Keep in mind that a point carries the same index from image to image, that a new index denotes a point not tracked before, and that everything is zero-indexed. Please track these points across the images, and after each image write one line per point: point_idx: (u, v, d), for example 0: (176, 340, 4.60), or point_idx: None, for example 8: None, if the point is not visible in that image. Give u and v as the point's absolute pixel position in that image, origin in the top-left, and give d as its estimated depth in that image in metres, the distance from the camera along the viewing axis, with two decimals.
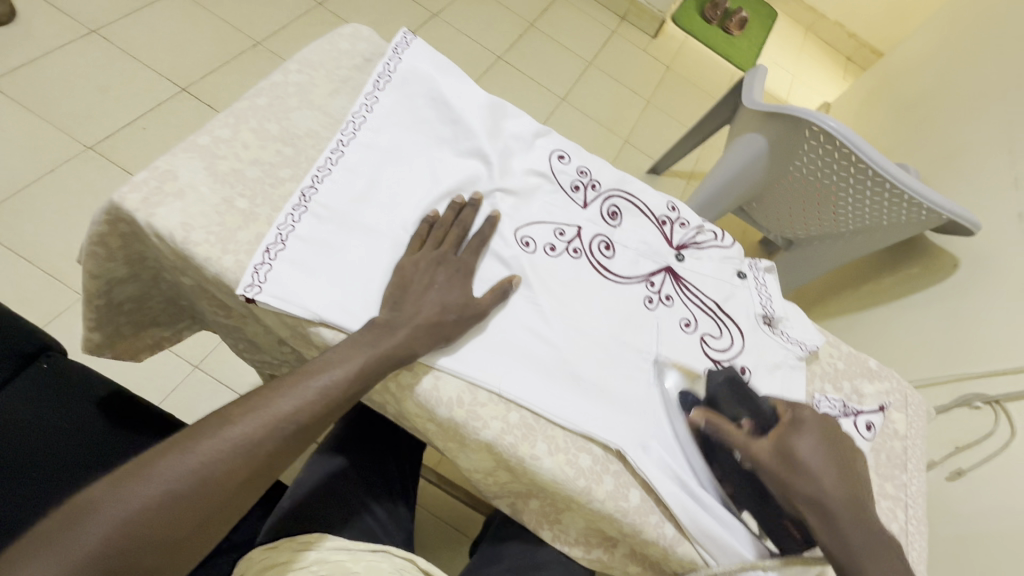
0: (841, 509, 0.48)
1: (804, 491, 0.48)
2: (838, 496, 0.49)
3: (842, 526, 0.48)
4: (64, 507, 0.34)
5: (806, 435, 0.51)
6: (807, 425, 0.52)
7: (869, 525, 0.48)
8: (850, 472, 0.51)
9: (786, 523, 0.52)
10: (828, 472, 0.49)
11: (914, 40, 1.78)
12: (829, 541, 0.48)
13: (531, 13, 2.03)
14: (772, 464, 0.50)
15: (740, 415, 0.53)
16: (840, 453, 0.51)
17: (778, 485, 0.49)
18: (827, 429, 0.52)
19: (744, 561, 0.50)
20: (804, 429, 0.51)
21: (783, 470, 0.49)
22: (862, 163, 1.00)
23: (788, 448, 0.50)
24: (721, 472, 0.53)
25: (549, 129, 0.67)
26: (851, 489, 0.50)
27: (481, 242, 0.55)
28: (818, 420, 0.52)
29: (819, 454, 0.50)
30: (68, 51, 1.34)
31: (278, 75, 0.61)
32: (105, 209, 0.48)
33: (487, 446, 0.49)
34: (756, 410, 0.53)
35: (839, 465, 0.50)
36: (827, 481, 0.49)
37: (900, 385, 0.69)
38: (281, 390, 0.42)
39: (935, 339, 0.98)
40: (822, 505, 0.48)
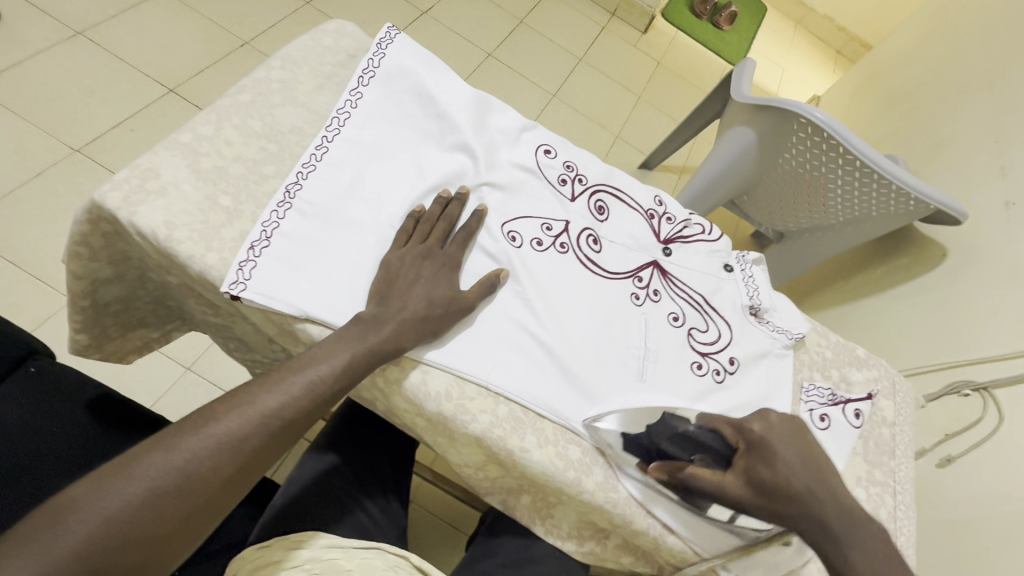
0: (829, 514, 0.45)
1: (789, 509, 0.45)
2: (823, 500, 0.45)
3: (833, 528, 0.44)
4: (47, 505, 0.34)
5: (769, 455, 0.47)
6: (766, 443, 0.48)
7: (859, 521, 0.45)
8: (823, 471, 0.47)
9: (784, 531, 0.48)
10: (804, 481, 0.46)
11: (902, 33, 1.79)
12: (828, 547, 0.44)
13: (521, 9, 2.03)
14: (750, 498, 0.46)
15: (695, 457, 0.50)
16: (804, 455, 0.48)
17: (765, 516, 0.46)
18: (786, 436, 0.49)
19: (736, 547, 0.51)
20: (763, 449, 0.47)
21: (761, 500, 0.46)
22: (850, 155, 1.00)
23: (757, 476, 0.46)
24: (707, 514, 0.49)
25: (535, 124, 0.67)
26: (829, 487, 0.46)
27: (467, 236, 0.55)
28: (772, 432, 0.48)
29: (792, 466, 0.46)
30: (53, 54, 1.32)
31: (261, 72, 0.60)
32: (87, 208, 0.48)
33: (476, 440, 0.49)
34: (708, 447, 0.50)
35: (808, 467, 0.47)
36: (804, 489, 0.45)
37: (888, 373, 0.70)
38: (266, 386, 0.42)
39: (925, 327, 0.99)
40: (806, 514, 0.45)
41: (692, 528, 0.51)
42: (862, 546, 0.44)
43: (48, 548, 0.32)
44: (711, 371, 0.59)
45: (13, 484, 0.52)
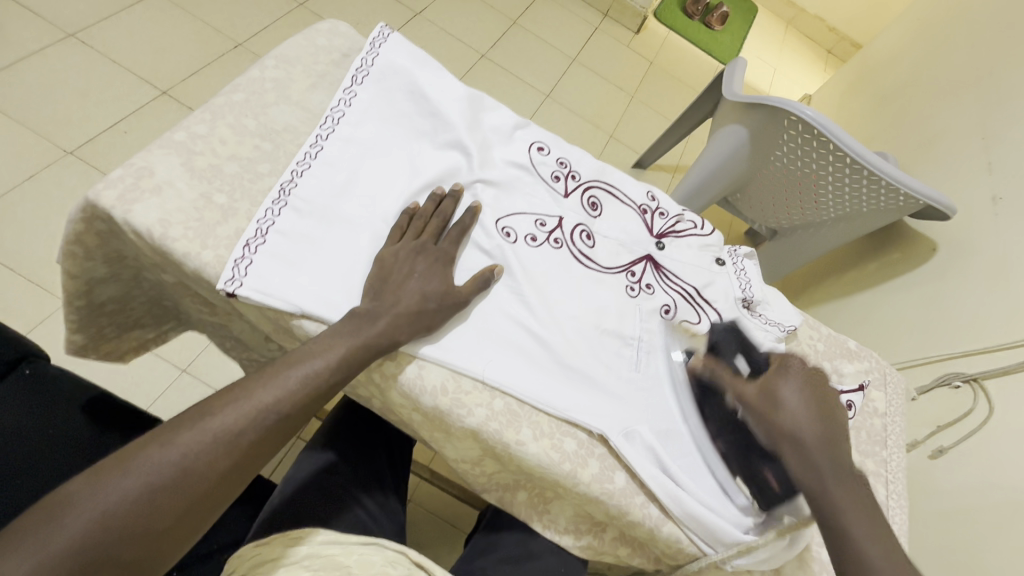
0: (818, 448, 0.48)
1: (783, 425, 0.50)
2: (816, 442, 0.49)
3: (815, 456, 0.48)
4: (42, 502, 0.34)
5: (793, 379, 0.52)
6: (794, 369, 0.53)
7: (848, 471, 0.48)
8: (833, 421, 0.51)
9: (765, 475, 0.52)
10: (807, 411, 0.50)
11: (891, 31, 1.81)
12: (799, 470, 0.48)
13: (514, 10, 2.04)
14: (757, 404, 0.52)
15: (738, 362, 0.57)
16: (822, 403, 0.51)
17: (761, 423, 0.51)
18: (815, 381, 0.53)
19: (741, 544, 0.51)
20: (789, 374, 0.53)
21: (763, 407, 0.51)
22: (840, 151, 1.01)
23: (772, 387, 0.52)
24: (711, 417, 0.56)
25: (528, 121, 0.67)
26: (831, 439, 0.49)
27: (461, 231, 0.56)
28: (806, 371, 0.53)
29: (802, 400, 0.51)
30: (45, 56, 1.32)
31: (255, 71, 0.60)
32: (81, 207, 0.48)
33: (472, 433, 0.49)
34: (754, 358, 0.56)
35: (820, 411, 0.51)
36: (802, 420, 0.49)
37: (879, 365, 0.70)
38: (262, 381, 0.42)
39: (916, 321, 1.00)
40: (796, 437, 0.49)
41: (691, 515, 0.51)
42: (842, 486, 0.47)
43: (43, 545, 0.32)
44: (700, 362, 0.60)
45: (9, 486, 0.51)
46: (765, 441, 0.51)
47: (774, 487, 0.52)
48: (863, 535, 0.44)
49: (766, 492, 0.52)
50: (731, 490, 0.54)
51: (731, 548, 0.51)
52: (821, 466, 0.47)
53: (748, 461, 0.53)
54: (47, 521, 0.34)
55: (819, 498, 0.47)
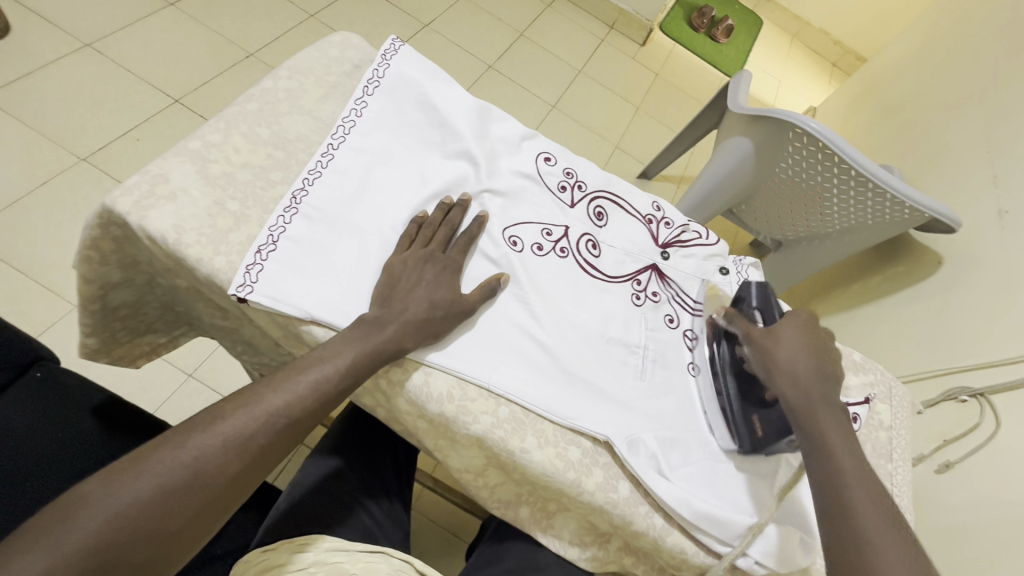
0: (812, 380, 0.51)
1: (782, 359, 0.52)
2: (811, 379, 0.51)
3: (809, 388, 0.50)
4: (57, 501, 0.35)
5: (797, 326, 0.54)
6: (802, 318, 0.55)
7: (839, 406, 0.50)
8: (829, 368, 0.53)
9: (753, 418, 0.54)
10: (806, 352, 0.52)
11: (896, 46, 1.82)
12: (792, 397, 0.50)
13: (521, 22, 2.07)
14: (761, 341, 0.54)
15: (754, 312, 0.59)
16: (822, 350, 0.53)
17: (762, 357, 0.54)
18: (818, 334, 0.55)
19: (745, 528, 0.51)
20: (795, 321, 0.55)
21: (765, 342, 0.54)
22: (846, 164, 1.01)
23: (777, 327, 0.55)
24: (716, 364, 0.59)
25: (536, 132, 0.68)
26: (827, 379, 0.52)
27: (468, 240, 0.57)
28: (811, 323, 0.55)
29: (803, 341, 0.53)
30: (62, 65, 1.35)
31: (268, 82, 0.62)
32: (98, 213, 0.49)
33: (476, 441, 0.50)
34: (767, 310, 0.58)
35: (818, 356, 0.52)
36: (801, 358, 0.52)
37: (885, 378, 0.70)
38: (272, 386, 0.43)
39: (923, 334, 1.00)
40: (793, 370, 0.51)
41: (698, 516, 0.50)
42: (831, 415, 0.49)
43: (56, 545, 0.33)
44: (690, 366, 0.61)
45: (19, 488, 0.52)
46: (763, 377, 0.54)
47: (758, 434, 0.53)
48: (842, 455, 0.46)
49: (750, 437, 0.54)
50: (714, 427, 0.57)
51: (743, 536, 0.51)
52: (813, 395, 0.50)
53: (740, 404, 0.55)
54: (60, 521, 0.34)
55: (807, 420, 0.49)
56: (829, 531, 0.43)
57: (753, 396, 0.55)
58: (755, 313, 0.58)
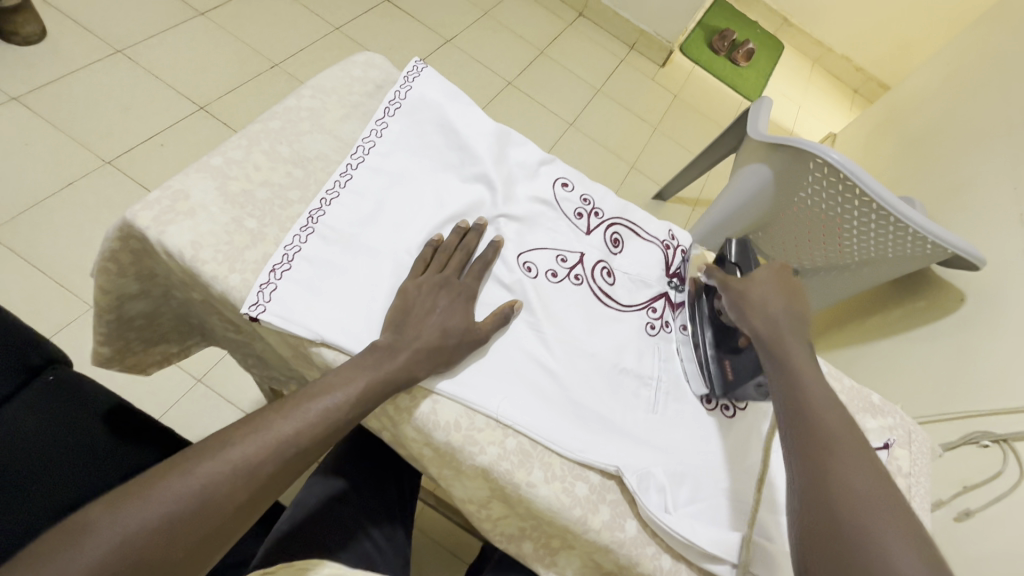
0: (780, 315, 0.52)
1: (754, 301, 0.54)
2: (780, 314, 0.52)
3: (777, 321, 0.52)
4: (63, 528, 0.34)
5: (769, 273, 0.56)
6: (777, 267, 0.57)
7: (806, 339, 0.51)
8: (800, 308, 0.54)
9: (724, 363, 0.56)
10: (777, 293, 0.54)
11: (921, 76, 1.81)
12: (762, 330, 0.51)
13: (542, 41, 2.09)
14: (735, 286, 0.56)
15: (734, 268, 0.61)
16: (792, 294, 0.55)
17: (734, 300, 0.55)
18: (786, 279, 0.56)
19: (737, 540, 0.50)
20: (767, 269, 0.56)
21: (738, 287, 0.55)
22: (867, 197, 1.00)
23: (753, 275, 0.56)
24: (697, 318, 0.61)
25: (554, 158, 0.68)
26: (796, 314, 0.53)
27: (483, 266, 0.56)
28: (783, 269, 0.57)
29: (776, 285, 0.55)
30: (94, 70, 1.38)
31: (292, 100, 0.62)
32: (118, 226, 0.50)
33: (482, 472, 0.49)
34: (747, 265, 0.60)
35: (789, 298, 0.54)
36: (773, 300, 0.53)
37: (903, 421, 0.68)
38: (282, 412, 0.42)
39: (943, 373, 0.97)
40: (763, 308, 0.53)
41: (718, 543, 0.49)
42: (797, 343, 0.50)
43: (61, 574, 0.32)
44: (721, 406, 0.59)
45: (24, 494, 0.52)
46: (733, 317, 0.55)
47: (729, 377, 0.55)
48: (808, 377, 0.47)
49: (722, 381, 0.56)
50: (690, 376, 0.59)
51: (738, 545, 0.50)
52: (779, 326, 0.51)
53: (715, 351, 0.57)
54: (65, 549, 0.34)
55: (775, 350, 0.50)
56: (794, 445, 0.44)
57: (726, 344, 0.57)
58: (735, 269, 0.61)
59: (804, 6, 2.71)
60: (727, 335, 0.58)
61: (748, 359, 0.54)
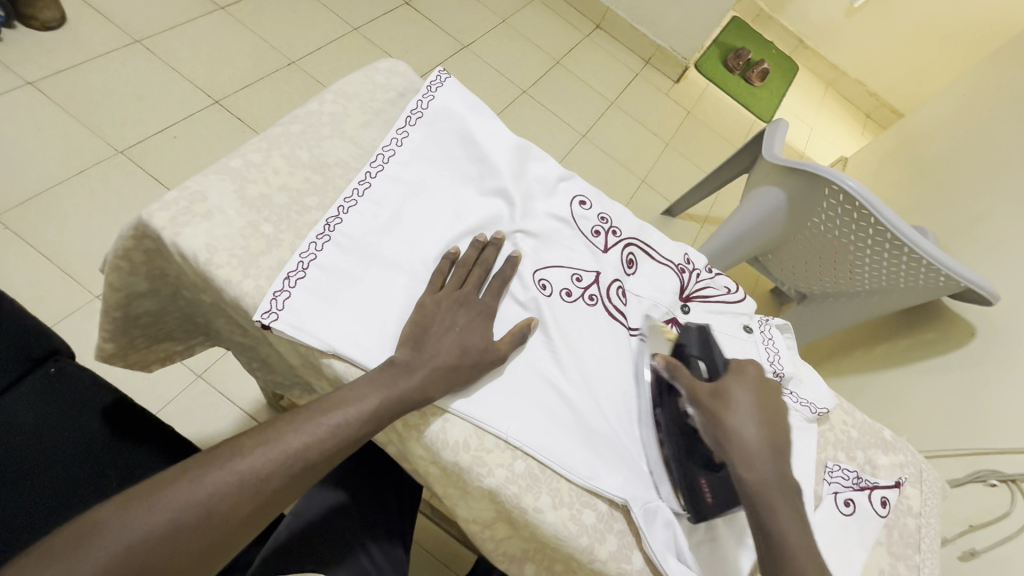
0: (766, 460, 0.47)
1: (734, 432, 0.48)
2: (763, 455, 0.47)
3: (760, 465, 0.46)
4: (71, 525, 0.34)
5: (746, 391, 0.50)
6: (750, 373, 0.52)
7: (791, 483, 0.47)
8: (778, 433, 0.49)
9: (699, 483, 0.50)
10: (757, 422, 0.48)
11: (935, 105, 1.81)
12: (743, 475, 0.46)
13: (558, 51, 2.09)
14: (708, 407, 0.49)
15: (698, 362, 0.55)
16: (771, 415, 0.50)
17: (709, 424, 0.49)
18: (764, 395, 0.51)
19: None
20: (742, 385, 0.50)
21: (715, 410, 0.49)
22: (882, 226, 0.99)
23: (725, 390, 0.50)
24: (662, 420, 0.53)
25: (573, 175, 0.68)
26: (781, 450, 0.48)
27: (501, 283, 0.56)
28: (757, 379, 0.51)
29: (754, 407, 0.49)
30: (111, 59, 1.38)
31: (313, 104, 0.62)
32: (133, 225, 0.49)
33: (489, 495, 0.47)
34: (711, 360, 0.54)
35: (769, 424, 0.49)
36: (752, 429, 0.48)
37: (915, 459, 0.67)
38: (294, 425, 0.41)
39: (950, 408, 0.95)
40: (744, 447, 0.47)
41: None
42: (785, 500, 0.45)
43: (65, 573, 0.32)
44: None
45: (14, 492, 0.51)
46: (713, 448, 0.49)
47: (707, 499, 0.49)
48: (798, 548, 0.43)
49: (697, 502, 0.50)
50: (658, 481, 0.52)
51: None
52: (768, 476, 0.46)
53: (686, 467, 0.50)
54: (70, 551, 0.33)
55: (761, 506, 0.45)
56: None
57: (699, 459, 0.50)
58: (696, 363, 0.54)
59: (820, 29, 2.71)
60: (699, 445, 0.51)
61: (725, 485, 0.49)
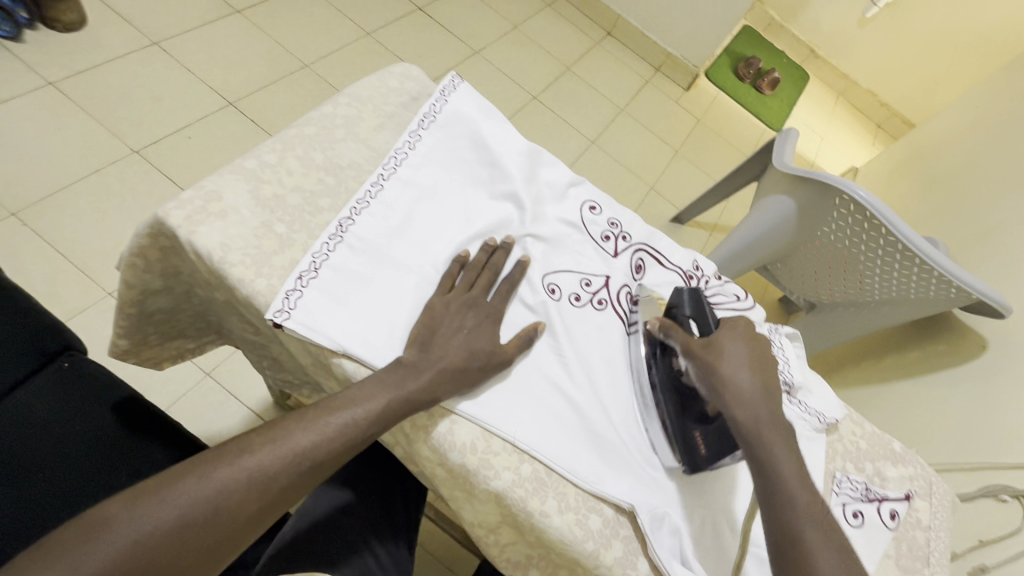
0: (759, 401, 0.48)
1: (727, 376, 0.49)
2: (756, 397, 0.48)
3: (753, 405, 0.48)
4: (81, 519, 0.34)
5: (738, 340, 0.52)
6: (741, 326, 0.54)
7: (785, 424, 0.48)
8: (771, 380, 0.50)
9: (693, 435, 0.52)
10: (749, 367, 0.50)
11: (948, 117, 1.80)
12: (736, 414, 0.48)
13: (569, 57, 2.10)
14: (701, 357, 0.52)
15: (689, 322, 0.57)
16: (762, 362, 0.51)
17: (702, 372, 0.51)
18: (755, 345, 0.53)
19: None
20: (734, 335, 0.52)
21: (707, 359, 0.51)
22: (892, 236, 0.99)
23: (717, 341, 0.52)
24: (656, 378, 0.56)
25: (583, 180, 0.68)
26: (774, 394, 0.50)
27: (510, 286, 0.56)
28: (748, 331, 0.53)
29: (746, 354, 0.51)
30: (129, 60, 1.40)
31: (328, 107, 0.63)
32: (150, 223, 0.50)
33: (495, 497, 0.48)
34: (703, 320, 0.57)
35: (761, 370, 0.50)
36: (745, 374, 0.49)
37: (925, 472, 0.66)
38: (302, 424, 0.42)
39: (960, 421, 0.94)
40: (737, 388, 0.49)
41: None
42: (779, 436, 0.46)
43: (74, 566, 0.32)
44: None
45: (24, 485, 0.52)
46: (707, 395, 0.51)
47: (701, 451, 0.51)
48: (794, 483, 0.44)
49: (692, 454, 0.52)
50: (656, 446, 0.54)
51: None
52: (761, 415, 0.47)
53: (681, 420, 0.53)
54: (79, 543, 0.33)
55: (756, 444, 0.46)
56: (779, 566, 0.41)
57: (693, 413, 0.54)
58: (689, 324, 0.57)
59: (831, 39, 2.71)
60: (691, 402, 0.54)
61: (720, 434, 0.52)
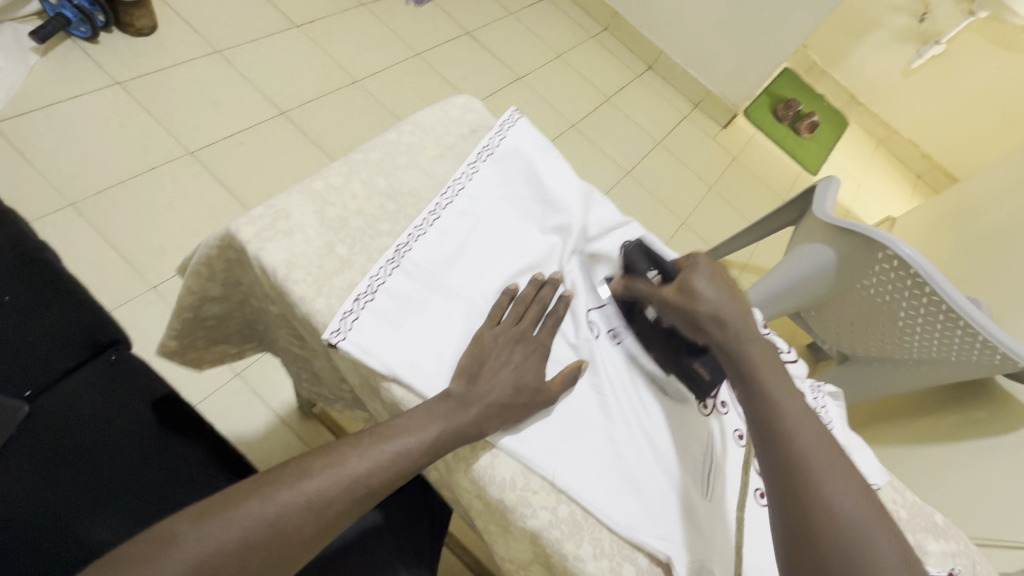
0: (737, 321, 0.51)
1: (704, 313, 0.52)
2: (735, 323, 0.51)
3: (736, 329, 0.51)
4: (153, 533, 0.36)
5: (704, 275, 0.54)
6: (702, 264, 0.56)
7: (766, 341, 0.51)
8: (743, 302, 0.54)
9: (695, 367, 0.57)
10: (722, 297, 0.53)
11: (994, 175, 1.77)
12: (719, 339, 0.51)
13: (609, 88, 2.13)
14: (677, 304, 0.54)
15: (650, 272, 0.61)
16: (732, 289, 0.54)
17: (686, 320, 0.53)
18: (719, 275, 0.55)
19: None
20: (699, 271, 0.55)
21: (682, 302, 0.54)
22: (937, 297, 0.96)
23: (687, 283, 0.54)
24: (639, 329, 0.60)
25: (630, 221, 0.69)
26: (749, 315, 0.53)
27: (556, 322, 0.56)
28: (710, 264, 0.56)
29: (715, 285, 0.54)
30: (193, 66, 1.47)
31: (392, 134, 0.65)
32: (220, 236, 0.52)
33: (530, 536, 0.47)
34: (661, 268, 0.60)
35: (733, 295, 0.54)
36: (723, 304, 0.52)
37: (967, 549, 0.64)
38: (357, 449, 0.43)
39: (1000, 494, 0.90)
40: (720, 319, 0.51)
41: None
42: (758, 347, 0.50)
43: None
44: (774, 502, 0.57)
45: (69, 471, 0.52)
46: (690, 334, 0.54)
47: (705, 378, 0.57)
48: (777, 389, 0.47)
49: (699, 383, 0.57)
50: (665, 389, 0.59)
51: None
52: (743, 335, 0.50)
53: (679, 360, 0.58)
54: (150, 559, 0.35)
55: (738, 359, 0.50)
56: (773, 459, 0.44)
57: (684, 350, 0.58)
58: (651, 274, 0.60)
59: (873, 87, 2.70)
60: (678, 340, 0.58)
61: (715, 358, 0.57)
